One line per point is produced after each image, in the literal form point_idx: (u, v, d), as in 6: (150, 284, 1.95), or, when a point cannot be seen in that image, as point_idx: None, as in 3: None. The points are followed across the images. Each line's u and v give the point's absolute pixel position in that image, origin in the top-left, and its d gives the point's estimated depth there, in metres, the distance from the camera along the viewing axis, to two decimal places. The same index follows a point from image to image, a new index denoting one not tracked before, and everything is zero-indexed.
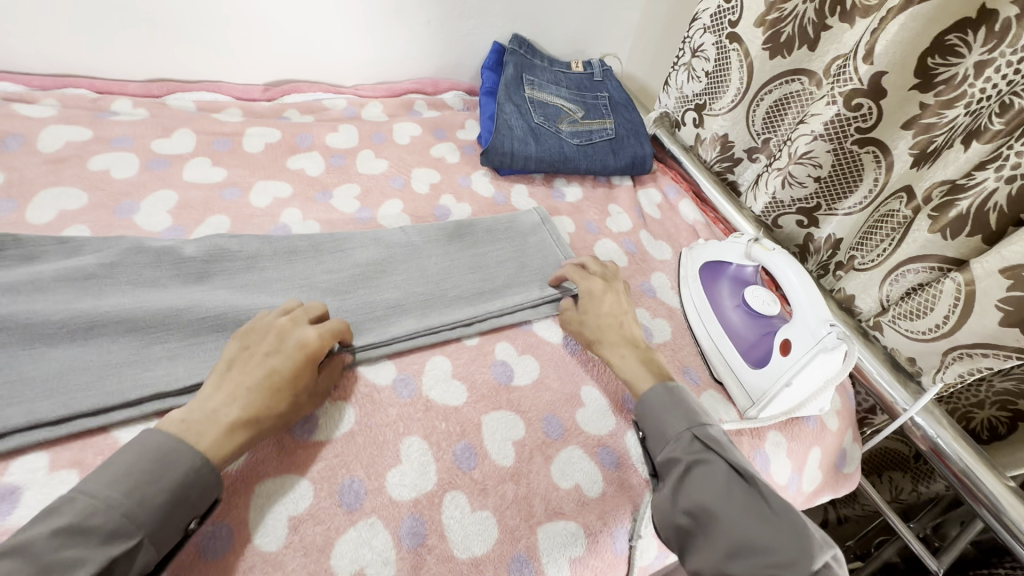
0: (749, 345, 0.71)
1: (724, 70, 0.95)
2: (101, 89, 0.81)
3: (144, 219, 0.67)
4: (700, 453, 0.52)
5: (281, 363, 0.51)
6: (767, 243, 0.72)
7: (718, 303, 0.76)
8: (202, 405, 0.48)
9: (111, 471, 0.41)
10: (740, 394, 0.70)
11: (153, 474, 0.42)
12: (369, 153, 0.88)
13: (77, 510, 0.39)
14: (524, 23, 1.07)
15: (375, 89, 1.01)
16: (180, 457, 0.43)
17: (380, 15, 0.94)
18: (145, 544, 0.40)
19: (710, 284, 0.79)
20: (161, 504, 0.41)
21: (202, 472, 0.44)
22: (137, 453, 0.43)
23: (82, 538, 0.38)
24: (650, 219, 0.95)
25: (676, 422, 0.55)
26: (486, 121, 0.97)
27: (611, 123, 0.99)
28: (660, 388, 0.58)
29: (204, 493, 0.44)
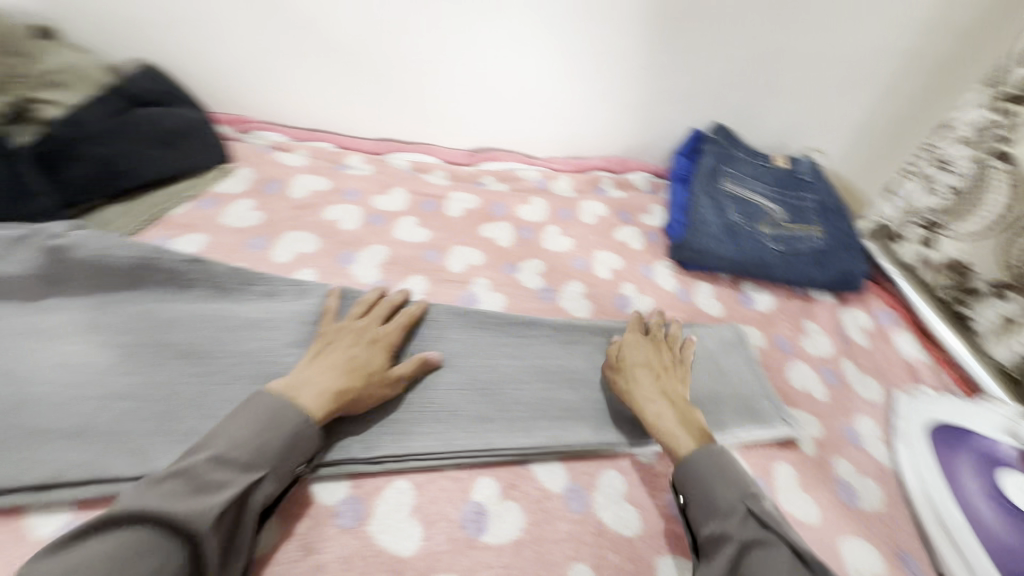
0: (1003, 548, 0.58)
1: (979, 189, 0.81)
2: (341, 144, 0.93)
3: (359, 270, 0.73)
4: (755, 533, 0.48)
5: (362, 353, 0.57)
6: None
7: (957, 479, 0.64)
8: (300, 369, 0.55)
9: (241, 418, 0.48)
10: None
11: (272, 423, 0.48)
12: (555, 230, 0.89)
13: (221, 445, 0.45)
14: (729, 111, 1.02)
15: (566, 163, 1.03)
16: (288, 415, 0.49)
17: (589, 95, 0.95)
18: (269, 477, 0.47)
19: (945, 457, 0.66)
20: (281, 446, 0.48)
21: (307, 427, 0.50)
22: (255, 408, 0.49)
23: (226, 465, 0.44)
24: (856, 347, 0.82)
25: (727, 493, 0.51)
26: (676, 210, 0.93)
27: (819, 230, 0.89)
28: (703, 454, 0.54)
29: (311, 444, 0.50)
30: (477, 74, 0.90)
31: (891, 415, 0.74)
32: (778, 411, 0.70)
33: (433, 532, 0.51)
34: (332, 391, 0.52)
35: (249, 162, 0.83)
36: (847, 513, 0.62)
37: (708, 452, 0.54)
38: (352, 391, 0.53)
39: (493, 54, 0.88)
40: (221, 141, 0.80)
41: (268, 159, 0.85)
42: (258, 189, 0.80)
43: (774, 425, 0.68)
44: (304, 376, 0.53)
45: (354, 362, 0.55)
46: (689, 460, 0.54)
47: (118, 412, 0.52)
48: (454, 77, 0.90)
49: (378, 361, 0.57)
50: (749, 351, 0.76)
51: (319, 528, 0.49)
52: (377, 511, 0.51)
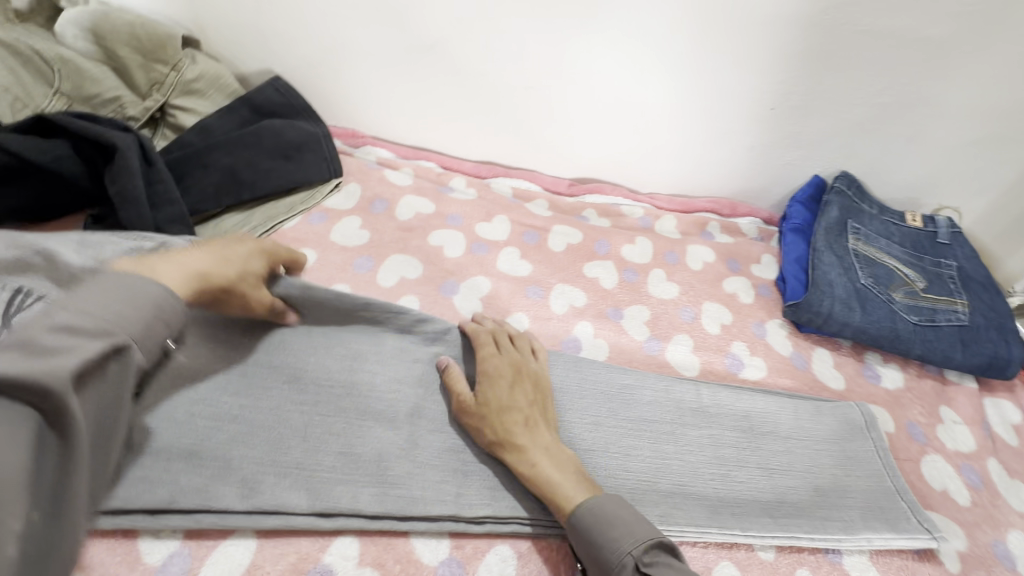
0: None
1: None
2: (445, 165, 0.92)
3: (462, 302, 0.71)
4: None
5: (237, 251, 0.54)
6: None
7: None
8: (539, 444, 0.53)
9: (98, 295, 0.41)
10: None
11: (127, 295, 0.42)
12: (660, 274, 0.83)
13: (66, 314, 0.38)
14: (860, 160, 0.93)
15: (670, 201, 0.97)
16: (151, 287, 0.44)
17: (706, 134, 0.90)
18: (131, 348, 0.41)
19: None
20: (141, 317, 0.42)
21: (171, 300, 0.45)
22: (123, 288, 0.42)
23: (78, 334, 0.38)
24: (1003, 445, 0.72)
25: (613, 549, 0.46)
26: (794, 265, 0.85)
27: (964, 304, 0.79)
28: (606, 498, 0.50)
29: (173, 316, 0.45)
30: (594, 105, 0.86)
31: None
32: (919, 513, 0.60)
33: None
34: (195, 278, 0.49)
35: (358, 178, 0.83)
36: None
37: (605, 501, 0.50)
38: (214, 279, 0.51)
39: (615, 86, 0.84)
40: (336, 156, 0.80)
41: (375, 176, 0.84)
42: (365, 208, 0.79)
43: (919, 534, 0.59)
44: (178, 260, 0.49)
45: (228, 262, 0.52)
46: (586, 515, 0.48)
47: (229, 435, 0.51)
48: (568, 106, 0.86)
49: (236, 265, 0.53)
50: (882, 439, 0.67)
51: None
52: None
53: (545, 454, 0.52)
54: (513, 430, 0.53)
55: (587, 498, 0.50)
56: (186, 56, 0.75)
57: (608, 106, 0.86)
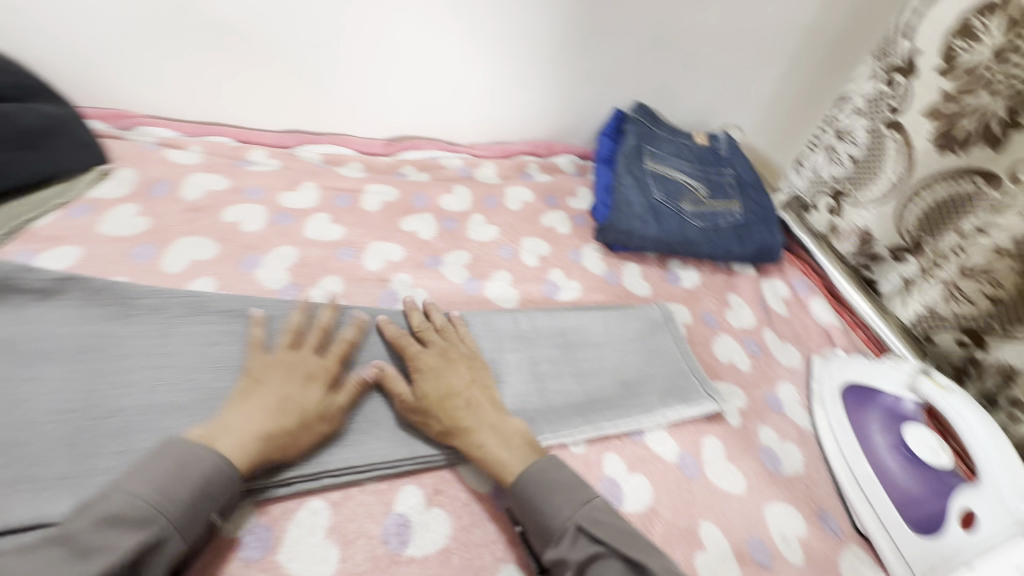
0: (910, 501, 0.60)
1: (877, 157, 0.86)
2: (242, 138, 0.86)
3: (265, 274, 0.67)
4: (586, 550, 0.47)
5: (294, 387, 0.51)
6: (942, 381, 0.63)
7: (867, 439, 0.65)
8: (481, 422, 0.54)
9: (149, 469, 0.43)
10: (895, 562, 0.58)
11: (177, 473, 0.44)
12: (480, 219, 0.86)
13: (114, 503, 0.41)
14: (649, 90, 1.03)
15: (490, 149, 1.00)
16: (202, 462, 0.45)
17: (506, 78, 0.93)
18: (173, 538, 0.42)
19: (856, 415, 0.67)
20: (185, 494, 0.43)
21: (221, 475, 0.45)
22: (164, 459, 0.44)
23: (119, 525, 0.40)
24: (776, 316, 0.85)
25: (559, 515, 0.49)
26: (601, 192, 0.91)
27: (739, 206, 0.91)
28: (541, 462, 0.53)
29: (224, 490, 0.45)
30: (389, 59, 0.85)
31: (808, 380, 0.77)
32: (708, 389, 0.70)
33: (351, 551, 0.49)
34: (258, 435, 0.48)
35: (132, 162, 0.75)
36: (770, 479, 0.63)
37: (545, 464, 0.53)
38: (288, 434, 0.49)
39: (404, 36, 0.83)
40: (95, 141, 0.73)
41: (154, 157, 0.76)
42: (144, 192, 0.72)
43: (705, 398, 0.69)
44: (236, 424, 0.48)
45: (288, 400, 0.50)
46: (523, 487, 0.51)
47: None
48: (363, 63, 0.85)
49: (310, 392, 0.52)
50: (676, 328, 0.76)
51: None
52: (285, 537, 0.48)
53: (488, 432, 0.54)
54: (459, 418, 0.54)
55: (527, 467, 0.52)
56: None
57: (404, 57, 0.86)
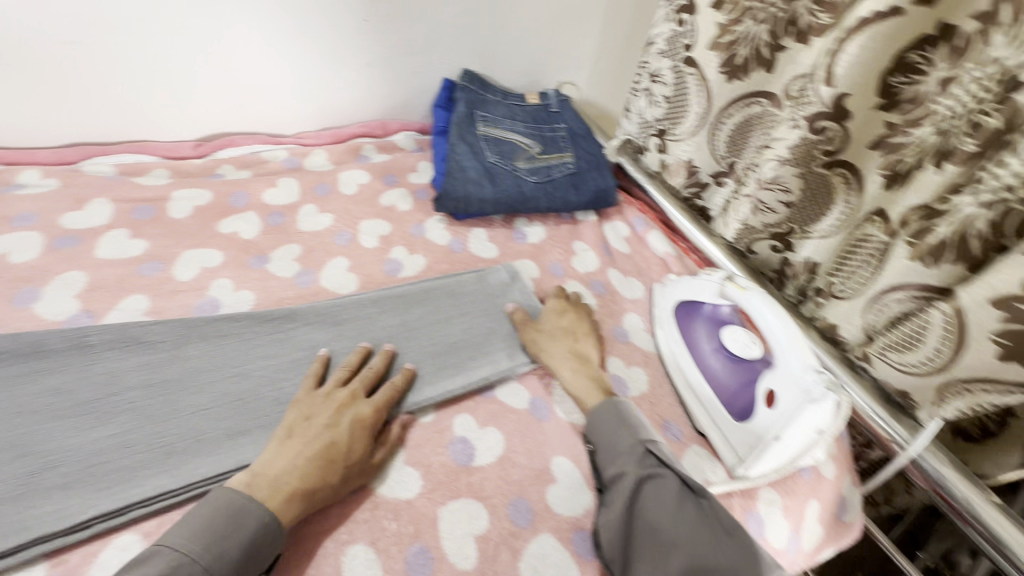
0: (731, 394, 0.66)
1: (682, 95, 0.93)
2: (9, 161, 0.76)
3: (45, 307, 0.60)
4: (650, 468, 0.54)
5: (334, 434, 0.52)
6: (742, 282, 0.69)
7: (696, 347, 0.71)
8: (565, 359, 0.67)
9: (194, 525, 0.43)
10: (726, 449, 0.65)
11: (228, 528, 0.43)
12: (312, 208, 0.82)
13: (162, 564, 0.40)
14: (473, 56, 1.03)
15: (319, 135, 0.96)
16: (250, 515, 0.45)
17: (317, 58, 0.90)
18: None
19: (687, 328, 0.74)
20: (236, 556, 0.43)
21: (271, 525, 0.45)
22: (212, 510, 0.44)
23: None
24: (619, 255, 0.90)
25: (631, 439, 0.57)
26: (439, 163, 0.91)
27: (571, 156, 0.95)
28: (606, 407, 0.61)
29: (270, 550, 0.45)
30: (171, 48, 0.78)
31: (650, 306, 0.82)
32: None
33: None
34: (299, 488, 0.48)
35: None
36: None
37: (608, 408, 0.60)
38: (327, 485, 0.49)
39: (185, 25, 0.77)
40: None
41: None
42: None
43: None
44: (265, 468, 0.49)
45: (332, 445, 0.51)
46: (595, 413, 0.60)
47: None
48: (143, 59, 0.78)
49: (360, 443, 0.53)
50: (525, 284, 0.77)
51: None
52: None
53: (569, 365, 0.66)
54: (548, 349, 0.68)
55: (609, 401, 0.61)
56: None
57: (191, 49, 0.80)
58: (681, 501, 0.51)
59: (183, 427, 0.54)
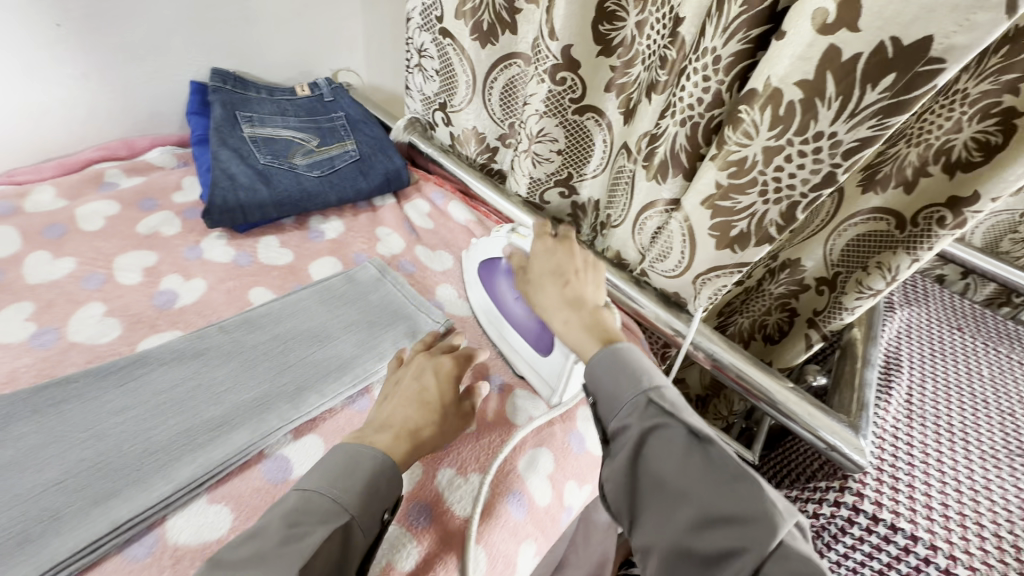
0: (537, 336, 0.69)
1: (449, 67, 0.94)
2: None
3: None
4: (655, 416, 0.50)
5: (428, 385, 0.58)
6: (525, 231, 0.71)
7: (502, 301, 0.73)
8: (559, 306, 0.62)
9: (329, 464, 0.48)
10: (540, 383, 0.69)
11: (349, 469, 0.48)
12: (44, 255, 0.69)
13: (294, 498, 0.46)
14: (222, 54, 0.94)
15: (40, 169, 0.81)
16: (367, 457, 0.49)
17: (9, 76, 0.74)
18: (350, 526, 0.45)
19: (488, 282, 0.75)
20: (362, 490, 0.47)
21: (383, 473, 0.48)
22: (334, 457, 0.49)
23: (304, 517, 0.44)
24: (423, 232, 0.91)
25: (631, 390, 0.52)
26: (203, 175, 0.83)
27: (353, 143, 0.93)
28: (607, 356, 0.55)
29: (391, 488, 0.49)
30: None
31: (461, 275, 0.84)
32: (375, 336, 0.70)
33: None
34: (404, 433, 0.53)
35: None
36: None
37: (614, 355, 0.55)
38: (416, 429, 0.54)
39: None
40: None
41: None
42: None
43: (365, 330, 0.71)
44: (385, 417, 0.55)
45: (421, 394, 0.57)
46: (598, 362, 0.56)
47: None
48: None
49: (452, 386, 0.59)
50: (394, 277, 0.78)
51: None
52: None
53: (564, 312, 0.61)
54: (546, 300, 0.63)
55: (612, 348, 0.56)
56: None
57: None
58: (690, 454, 0.47)
59: None
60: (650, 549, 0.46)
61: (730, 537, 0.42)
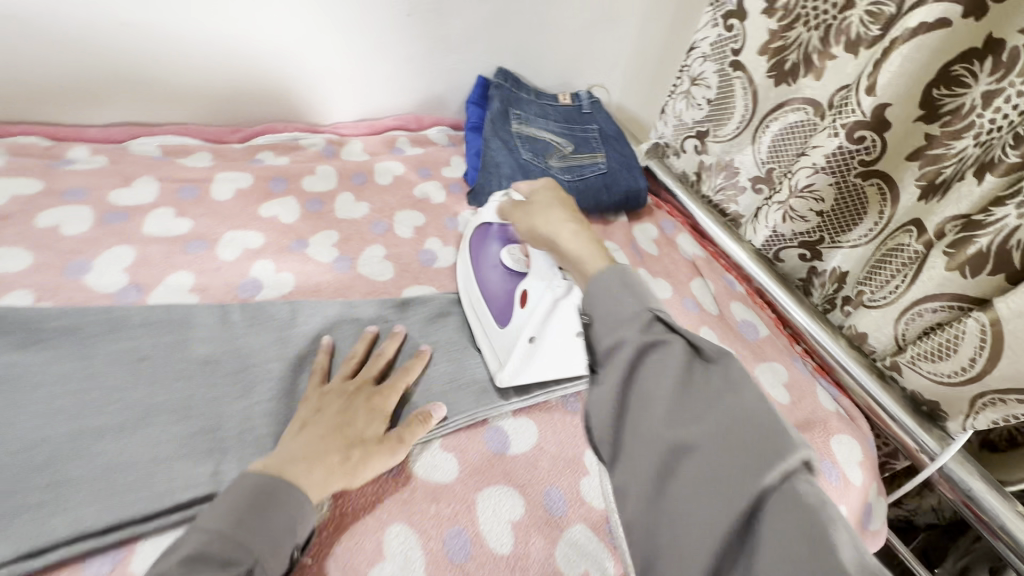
0: (499, 304, 0.65)
1: (728, 98, 0.91)
2: (59, 136, 0.77)
3: (96, 279, 0.61)
4: (650, 337, 0.42)
5: (355, 418, 0.53)
6: (520, 195, 0.66)
7: (483, 260, 0.69)
8: (558, 225, 0.57)
9: (228, 502, 0.42)
10: (489, 355, 0.64)
11: (255, 504, 0.42)
12: (349, 197, 0.84)
13: (193, 542, 0.39)
14: (510, 56, 1.04)
15: (355, 127, 0.97)
16: (277, 490, 0.43)
17: (360, 49, 0.90)
18: (257, 573, 0.39)
19: (479, 253, 0.70)
20: (266, 529, 0.41)
21: (302, 505, 0.44)
22: (238, 491, 0.43)
23: (203, 564, 0.37)
24: (648, 256, 0.91)
25: (635, 306, 0.44)
26: (472, 158, 0.93)
27: (603, 156, 0.96)
28: (613, 271, 0.47)
29: (303, 523, 0.44)
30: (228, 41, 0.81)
31: (679, 309, 0.82)
32: None
33: None
34: (326, 466, 0.47)
35: None
36: None
37: (616, 271, 0.47)
38: (351, 461, 0.49)
39: (240, 11, 0.79)
40: None
41: None
42: None
43: None
44: (294, 451, 0.48)
45: (347, 425, 0.51)
46: (598, 276, 0.48)
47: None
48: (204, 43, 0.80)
49: (375, 422, 0.53)
50: None
51: None
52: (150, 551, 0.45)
53: (571, 231, 0.55)
54: (551, 223, 0.58)
55: (608, 266, 0.48)
56: None
57: (242, 33, 0.81)
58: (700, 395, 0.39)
59: (226, 406, 0.54)
60: (630, 483, 0.38)
61: (705, 462, 0.35)
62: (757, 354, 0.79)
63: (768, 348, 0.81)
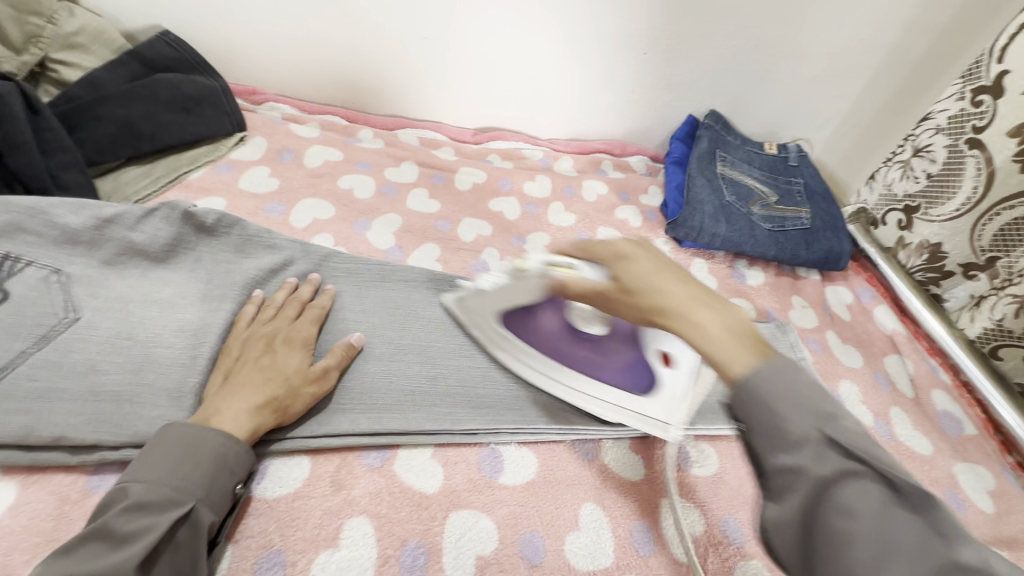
0: (621, 361, 0.60)
1: (954, 176, 0.84)
2: (351, 118, 0.97)
3: (375, 236, 0.77)
4: (817, 449, 0.33)
5: (274, 359, 0.54)
6: (575, 266, 0.51)
7: (549, 338, 0.60)
8: (710, 307, 0.40)
9: (158, 455, 0.45)
10: (646, 423, 0.60)
11: (187, 455, 0.45)
12: (560, 206, 0.93)
13: (134, 492, 0.42)
14: (726, 99, 1.05)
15: (568, 144, 1.06)
16: (206, 439, 0.46)
17: (591, 79, 0.98)
18: (200, 507, 0.44)
19: (528, 328, 0.60)
20: (202, 474, 0.45)
21: (231, 446, 0.47)
22: (168, 441, 0.45)
23: (144, 511, 0.41)
24: (839, 320, 0.88)
25: (799, 421, 0.34)
26: (673, 190, 0.96)
27: (808, 212, 0.96)
28: (771, 367, 0.35)
29: (241, 461, 0.47)
30: (483, 61, 0.92)
31: (869, 382, 0.79)
32: None
33: (453, 472, 0.55)
34: (253, 407, 0.50)
35: (263, 132, 0.85)
36: None
37: (782, 371, 0.35)
38: (279, 398, 0.51)
39: (500, 37, 0.89)
40: (237, 110, 0.83)
41: (282, 128, 0.87)
42: (273, 158, 0.83)
43: None
44: (221, 401, 0.50)
45: (269, 369, 0.52)
46: (755, 382, 0.35)
47: (166, 362, 0.54)
48: (465, 61, 0.92)
49: (290, 357, 0.54)
50: (795, 337, 0.80)
51: (348, 467, 0.53)
52: (404, 463, 0.54)
53: (709, 309, 0.39)
54: (675, 294, 0.41)
55: (753, 363, 0.36)
56: (62, 8, 0.75)
57: (497, 55, 0.92)
58: (837, 413, 0.34)
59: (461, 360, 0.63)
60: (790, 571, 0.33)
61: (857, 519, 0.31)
62: (957, 451, 0.73)
63: (973, 449, 0.74)
